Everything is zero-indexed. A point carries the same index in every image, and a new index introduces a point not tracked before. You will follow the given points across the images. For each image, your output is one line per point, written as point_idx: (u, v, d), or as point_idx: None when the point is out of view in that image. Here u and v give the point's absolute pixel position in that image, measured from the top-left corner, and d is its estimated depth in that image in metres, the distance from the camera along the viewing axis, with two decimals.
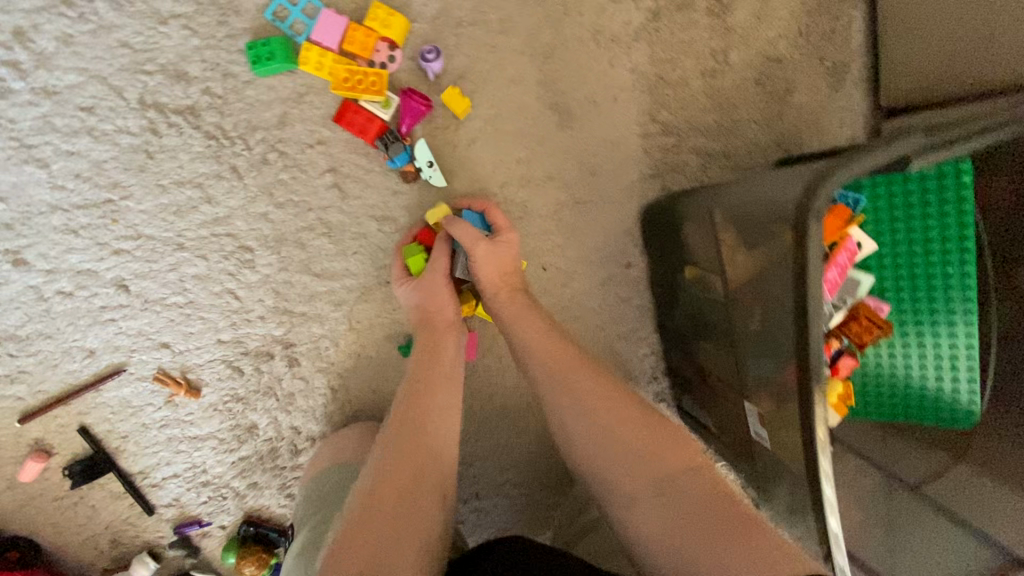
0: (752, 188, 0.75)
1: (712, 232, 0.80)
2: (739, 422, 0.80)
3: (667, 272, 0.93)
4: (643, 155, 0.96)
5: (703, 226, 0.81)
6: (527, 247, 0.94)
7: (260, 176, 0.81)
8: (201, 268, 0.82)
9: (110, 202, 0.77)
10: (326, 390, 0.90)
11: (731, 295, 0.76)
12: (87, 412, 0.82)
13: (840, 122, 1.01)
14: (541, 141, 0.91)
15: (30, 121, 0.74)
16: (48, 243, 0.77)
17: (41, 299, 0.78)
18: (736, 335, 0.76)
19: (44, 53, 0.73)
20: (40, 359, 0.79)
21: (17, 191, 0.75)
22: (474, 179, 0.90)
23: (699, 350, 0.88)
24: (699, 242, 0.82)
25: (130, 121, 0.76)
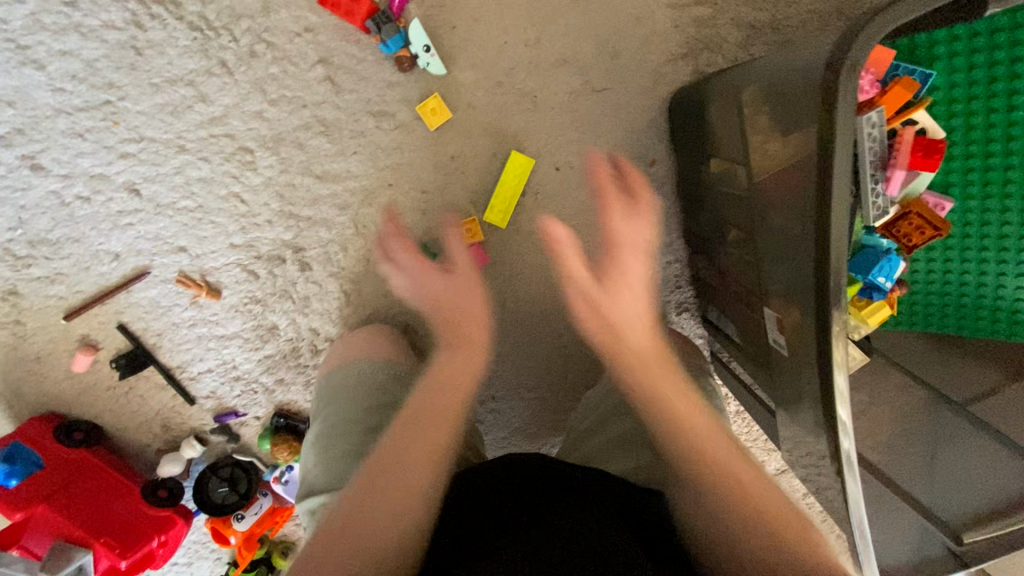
0: (785, 59, 0.64)
1: (737, 116, 0.71)
2: (758, 333, 0.74)
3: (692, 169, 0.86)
4: (670, 31, 0.83)
5: (726, 109, 0.73)
6: (536, 144, 0.87)
7: (251, 69, 0.78)
8: (205, 171, 0.81)
9: (108, 103, 0.77)
10: (339, 295, 0.91)
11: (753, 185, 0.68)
12: (123, 311, 0.88)
13: None
14: (550, 18, 0.82)
15: (21, 20, 0.73)
16: (60, 147, 0.78)
17: (63, 204, 0.81)
18: (757, 232, 0.68)
19: None
20: (72, 262, 0.84)
21: (23, 96, 0.76)
22: (477, 67, 0.82)
23: (722, 254, 0.81)
24: (721, 130, 0.74)
25: (116, 14, 0.74)
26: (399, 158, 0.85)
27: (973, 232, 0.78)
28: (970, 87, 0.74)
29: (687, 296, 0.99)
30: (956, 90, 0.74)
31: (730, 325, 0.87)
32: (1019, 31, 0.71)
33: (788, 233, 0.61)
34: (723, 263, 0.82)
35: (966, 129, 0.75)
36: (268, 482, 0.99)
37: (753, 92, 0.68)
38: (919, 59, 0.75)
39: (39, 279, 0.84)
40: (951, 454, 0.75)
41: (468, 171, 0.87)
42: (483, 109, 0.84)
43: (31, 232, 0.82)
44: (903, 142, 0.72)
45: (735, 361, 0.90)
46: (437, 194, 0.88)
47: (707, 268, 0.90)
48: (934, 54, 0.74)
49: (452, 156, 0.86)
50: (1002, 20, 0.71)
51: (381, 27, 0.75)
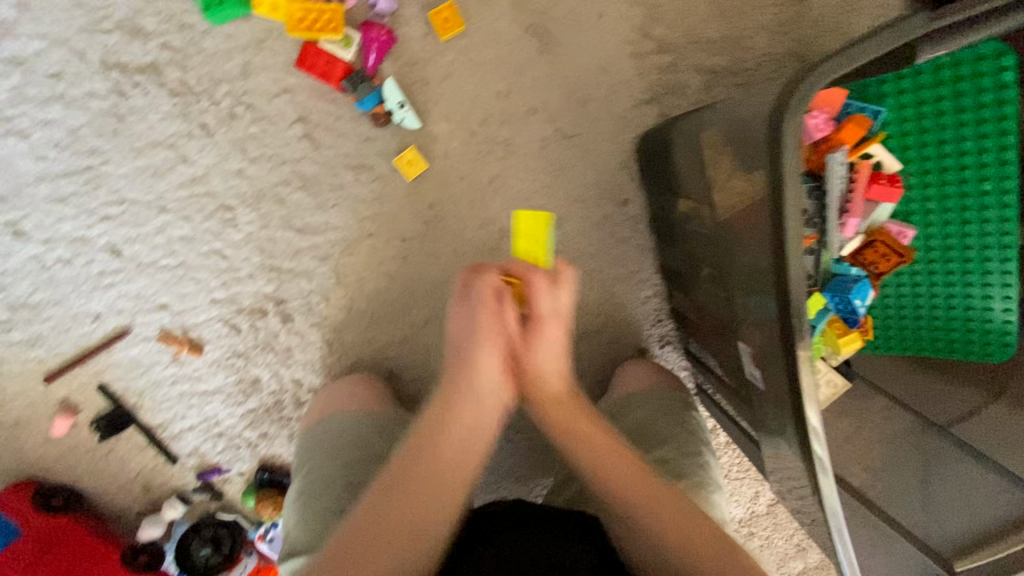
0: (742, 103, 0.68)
1: (701, 156, 0.74)
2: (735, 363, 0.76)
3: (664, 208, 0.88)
4: (635, 78, 0.87)
5: (693, 150, 0.75)
6: (511, 189, 0.90)
7: (230, 131, 0.80)
8: (186, 229, 0.83)
9: (91, 168, 0.79)
10: (322, 344, 0.92)
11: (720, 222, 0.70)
12: (103, 371, 0.87)
13: (865, 20, 0.89)
14: (520, 71, 0.85)
15: (6, 94, 0.76)
16: (42, 212, 0.80)
17: (44, 267, 0.82)
18: (727, 267, 0.70)
19: (9, 23, 0.74)
20: (53, 324, 0.84)
21: (6, 164, 0.78)
22: (451, 119, 0.85)
23: (696, 289, 0.83)
24: (689, 169, 0.77)
25: (98, 84, 0.76)
26: (378, 208, 0.87)
27: (940, 259, 0.78)
28: (921, 120, 0.76)
29: (671, 331, 0.99)
30: (907, 123, 0.77)
31: (712, 358, 0.87)
32: (962, 66, 0.73)
33: (753, 264, 0.63)
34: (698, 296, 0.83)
35: (920, 160, 0.77)
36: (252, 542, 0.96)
37: (711, 137, 0.72)
38: (870, 95, 0.77)
39: (19, 342, 0.84)
40: (944, 482, 0.74)
41: (446, 218, 0.89)
42: (458, 158, 0.87)
43: (14, 296, 0.82)
44: (861, 173, 0.76)
45: (717, 393, 0.91)
46: (416, 241, 0.90)
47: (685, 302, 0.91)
48: (884, 89, 0.77)
49: (429, 204, 0.88)
50: (946, 58, 0.73)
51: (355, 87, 0.78)
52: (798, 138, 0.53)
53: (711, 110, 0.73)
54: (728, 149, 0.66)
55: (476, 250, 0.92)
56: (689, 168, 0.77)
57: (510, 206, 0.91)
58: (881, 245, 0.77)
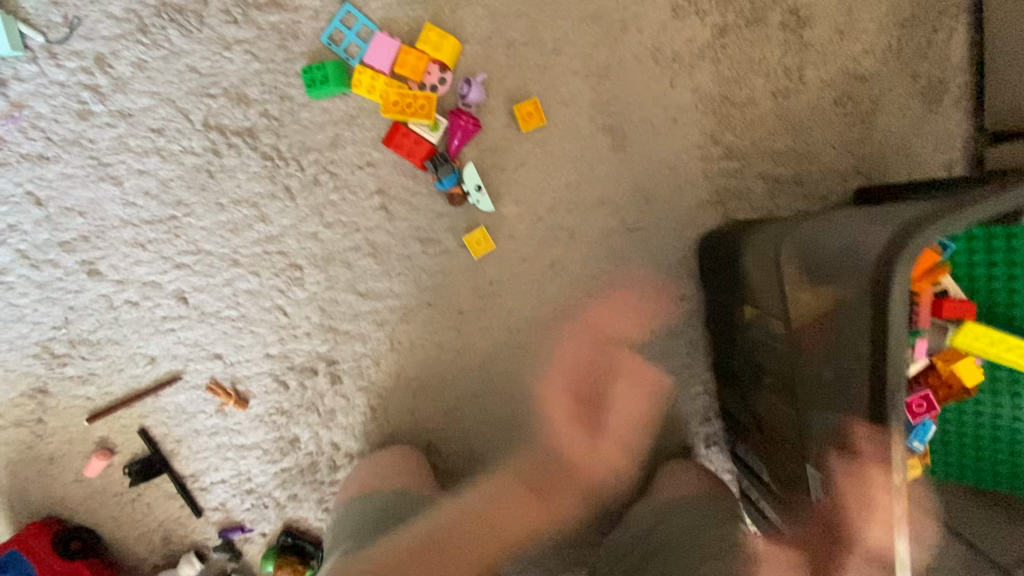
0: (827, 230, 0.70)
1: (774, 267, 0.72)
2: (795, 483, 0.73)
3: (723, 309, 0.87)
4: (703, 180, 0.89)
5: (763, 260, 0.74)
6: (572, 273, 0.91)
7: (311, 196, 0.83)
8: (254, 284, 0.84)
9: (174, 218, 0.81)
10: (365, 408, 0.91)
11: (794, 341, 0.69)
12: (147, 415, 0.87)
13: (932, 146, 0.91)
14: (594, 164, 0.88)
15: (107, 142, 0.78)
16: (119, 255, 0.81)
17: (110, 307, 0.83)
18: (799, 386, 0.68)
19: (121, 78, 0.77)
20: (108, 363, 0.84)
21: (94, 207, 0.80)
22: (523, 203, 0.87)
23: (755, 396, 0.82)
24: (758, 279, 0.75)
25: (196, 141, 0.80)
26: (440, 280, 0.88)
27: (1006, 389, 0.77)
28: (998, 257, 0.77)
29: (717, 430, 0.97)
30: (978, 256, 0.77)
31: (764, 469, 0.85)
32: None
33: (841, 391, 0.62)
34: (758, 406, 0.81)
35: (988, 291, 0.78)
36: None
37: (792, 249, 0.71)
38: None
39: (71, 377, 0.84)
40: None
41: (504, 295, 0.90)
42: (523, 240, 0.89)
43: (74, 332, 0.83)
44: (923, 297, 0.74)
45: (764, 502, 0.88)
46: (473, 315, 0.90)
47: (738, 404, 0.89)
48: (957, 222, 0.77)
49: (490, 280, 0.89)
50: None
51: (437, 168, 0.81)
52: (905, 280, 0.56)
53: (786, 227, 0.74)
54: (815, 274, 0.66)
55: (529, 329, 0.92)
56: (759, 278, 0.76)
57: (569, 289, 0.91)
58: (947, 372, 0.75)
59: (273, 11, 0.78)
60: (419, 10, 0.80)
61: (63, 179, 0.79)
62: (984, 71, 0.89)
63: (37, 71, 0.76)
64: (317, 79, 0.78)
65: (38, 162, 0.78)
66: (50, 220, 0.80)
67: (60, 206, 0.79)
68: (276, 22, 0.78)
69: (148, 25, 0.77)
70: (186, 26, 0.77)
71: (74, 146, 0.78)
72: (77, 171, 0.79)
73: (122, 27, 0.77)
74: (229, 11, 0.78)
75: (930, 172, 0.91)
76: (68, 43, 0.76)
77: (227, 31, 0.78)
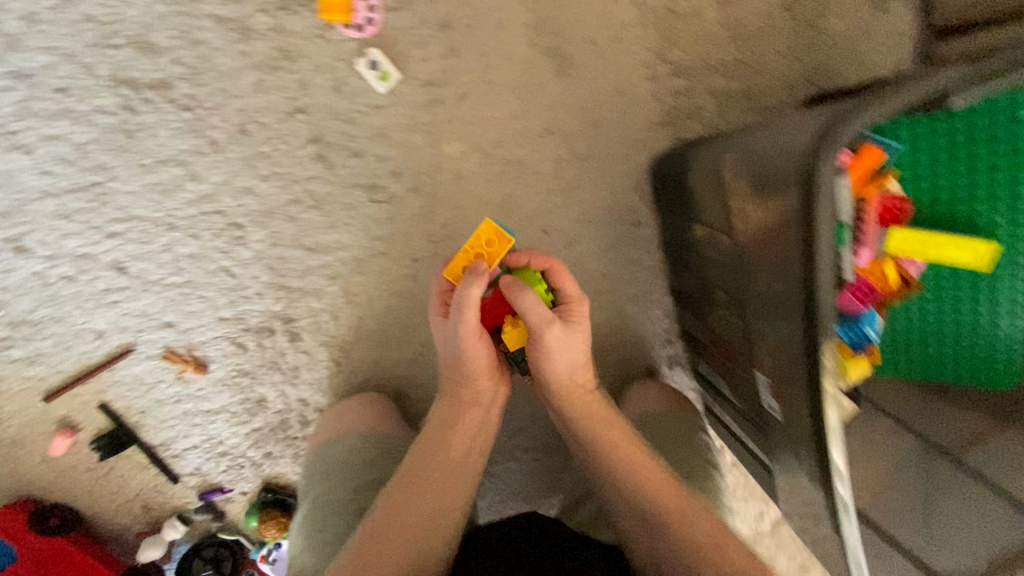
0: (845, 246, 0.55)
1: (719, 191, 0.73)
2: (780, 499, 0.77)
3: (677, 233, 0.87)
4: (651, 100, 0.87)
5: (711, 186, 0.74)
6: (525, 210, 0.89)
7: (237, 149, 0.78)
8: (194, 248, 0.81)
9: (97, 185, 0.77)
10: (329, 363, 0.90)
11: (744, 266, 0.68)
12: (105, 390, 0.85)
13: (883, 46, 0.88)
14: (536, 91, 0.84)
15: (11, 107, 0.74)
16: (46, 229, 0.78)
17: (46, 284, 0.80)
18: (746, 301, 0.69)
19: (14, 36, 0.73)
20: (54, 341, 0.82)
21: (9, 179, 0.76)
22: (465, 140, 0.84)
23: (710, 312, 0.83)
24: (714, 207, 0.74)
25: (107, 99, 0.75)
26: (390, 228, 0.86)
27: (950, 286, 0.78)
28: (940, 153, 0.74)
29: (681, 354, 0.99)
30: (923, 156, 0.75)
31: (727, 385, 0.85)
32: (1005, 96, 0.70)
33: (767, 314, 0.65)
34: (721, 328, 0.80)
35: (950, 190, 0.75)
36: (260, 562, 0.95)
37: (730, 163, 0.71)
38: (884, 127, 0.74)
39: (18, 360, 0.82)
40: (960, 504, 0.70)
41: (456, 239, 0.88)
42: (472, 180, 0.86)
43: (13, 313, 0.80)
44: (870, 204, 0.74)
45: (727, 417, 0.90)
46: (428, 262, 0.88)
47: (695, 325, 0.90)
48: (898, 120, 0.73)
49: (442, 224, 0.87)
50: None
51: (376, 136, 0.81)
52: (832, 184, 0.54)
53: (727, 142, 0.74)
54: (757, 193, 0.65)
55: None
56: (716, 208, 0.74)
57: (522, 228, 0.89)
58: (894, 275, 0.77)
59: None
60: None
61: None
62: None
63: None
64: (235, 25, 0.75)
65: None
66: None
67: None
68: None
69: None
70: None
71: None
72: None
73: None
74: None
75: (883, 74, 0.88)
76: None
77: None
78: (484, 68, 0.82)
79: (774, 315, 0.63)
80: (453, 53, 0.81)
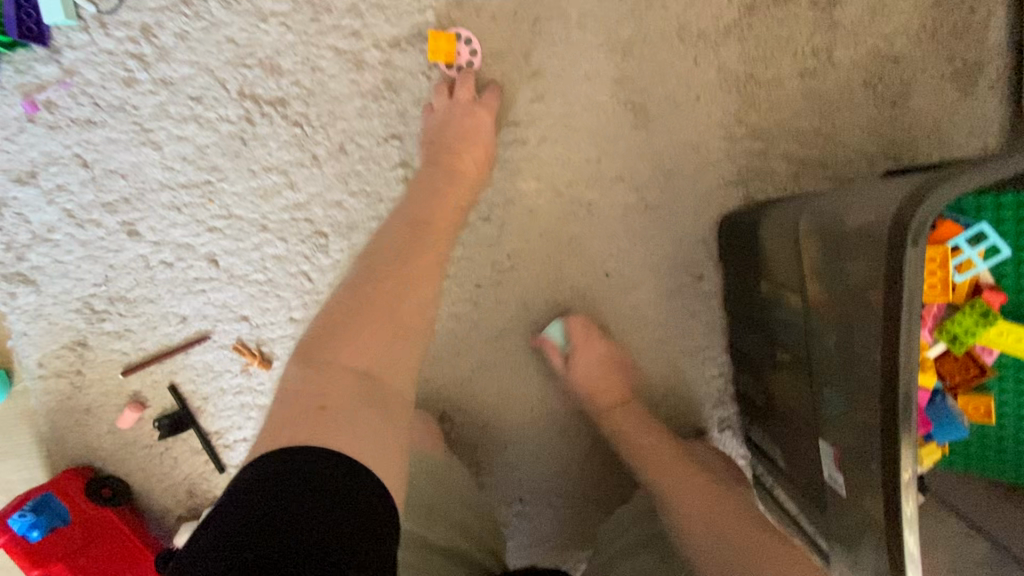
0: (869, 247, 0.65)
1: (795, 244, 0.72)
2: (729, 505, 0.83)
3: (743, 292, 0.87)
4: (723, 158, 0.89)
5: (786, 239, 0.74)
6: (589, 250, 0.92)
7: (334, 165, 0.86)
8: (280, 250, 0.88)
9: (208, 183, 0.85)
10: None
11: (813, 319, 0.69)
12: (177, 371, 0.91)
13: (966, 131, 0.89)
14: (613, 139, 0.88)
15: (150, 108, 0.83)
16: (157, 217, 0.86)
17: (147, 266, 0.87)
18: (815, 369, 0.70)
19: (165, 48, 0.82)
20: (143, 320, 0.89)
21: (135, 170, 0.85)
22: (540, 178, 0.89)
23: (771, 377, 0.82)
24: (787, 257, 0.74)
25: (232, 110, 0.83)
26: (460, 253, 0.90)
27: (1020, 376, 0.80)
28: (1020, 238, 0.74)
29: (733, 416, 0.97)
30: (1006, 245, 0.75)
31: (782, 454, 0.83)
32: None
33: (840, 373, 0.65)
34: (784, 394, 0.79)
35: None
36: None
37: (805, 226, 0.72)
38: (967, 208, 0.75)
39: (109, 332, 0.89)
40: None
41: (519, 270, 0.92)
42: (543, 216, 0.90)
43: (113, 289, 0.88)
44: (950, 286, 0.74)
45: (779, 489, 0.86)
46: (490, 289, 0.92)
47: (750, 386, 0.89)
48: (981, 204, 0.75)
49: (508, 254, 0.91)
50: None
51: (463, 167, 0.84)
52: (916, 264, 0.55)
53: (803, 204, 0.75)
54: (835, 255, 0.66)
55: (544, 303, 0.93)
56: (786, 259, 0.75)
57: (584, 267, 0.93)
58: (960, 357, 0.79)
59: None
60: None
61: (109, 144, 0.84)
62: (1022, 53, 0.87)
63: (87, 39, 0.81)
64: (353, 57, 0.83)
65: (85, 126, 0.83)
66: (95, 182, 0.85)
67: (104, 169, 0.84)
68: None
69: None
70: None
71: (120, 113, 0.83)
72: (122, 136, 0.84)
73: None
74: None
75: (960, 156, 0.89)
76: (117, 13, 0.81)
77: (265, 4, 0.81)
78: (569, 115, 0.87)
79: (851, 374, 0.64)
80: (541, 99, 0.86)
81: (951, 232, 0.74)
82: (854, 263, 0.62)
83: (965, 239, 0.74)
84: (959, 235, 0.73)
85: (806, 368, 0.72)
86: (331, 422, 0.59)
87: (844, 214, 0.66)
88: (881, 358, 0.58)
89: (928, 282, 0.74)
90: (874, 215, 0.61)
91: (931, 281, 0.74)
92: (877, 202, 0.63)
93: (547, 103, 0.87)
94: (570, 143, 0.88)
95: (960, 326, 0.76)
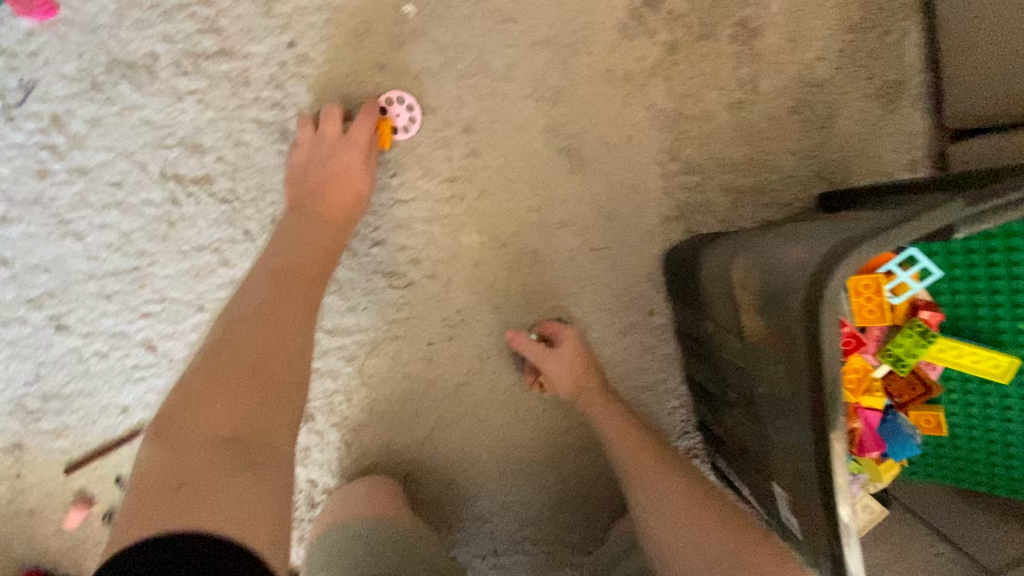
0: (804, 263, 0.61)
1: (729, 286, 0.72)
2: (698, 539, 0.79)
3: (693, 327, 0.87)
4: (661, 195, 0.89)
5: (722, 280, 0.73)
6: (539, 296, 0.91)
7: (268, 237, 0.83)
8: (220, 328, 0.85)
9: (138, 269, 0.82)
10: (340, 444, 0.91)
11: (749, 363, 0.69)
12: (123, 463, 0.87)
13: (893, 148, 0.91)
14: (551, 185, 0.88)
15: (68, 198, 0.80)
16: (86, 308, 0.83)
17: (80, 359, 0.84)
18: (758, 412, 0.69)
19: (78, 136, 0.79)
20: (81, 414, 0.85)
21: (58, 262, 0.81)
22: (482, 230, 0.88)
23: (727, 413, 0.81)
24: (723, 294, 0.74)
25: (155, 192, 0.81)
26: (408, 312, 0.89)
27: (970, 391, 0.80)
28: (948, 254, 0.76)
29: (699, 445, 0.97)
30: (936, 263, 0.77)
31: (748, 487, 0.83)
32: None
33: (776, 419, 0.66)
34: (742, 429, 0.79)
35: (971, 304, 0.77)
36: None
37: (739, 269, 0.70)
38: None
39: (46, 431, 0.85)
40: None
41: (471, 323, 0.90)
42: (489, 267, 0.89)
43: (46, 387, 0.84)
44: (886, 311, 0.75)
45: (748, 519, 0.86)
46: (442, 345, 0.90)
47: (709, 420, 0.89)
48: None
49: (458, 309, 0.90)
50: None
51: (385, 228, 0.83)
52: (832, 323, 0.54)
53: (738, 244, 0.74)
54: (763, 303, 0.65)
55: (499, 354, 0.92)
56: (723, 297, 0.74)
57: (537, 313, 0.92)
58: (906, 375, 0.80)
59: (223, 60, 0.79)
60: (369, 47, 0.81)
61: (27, 239, 0.80)
62: (938, 68, 0.89)
63: None
64: (277, 128, 0.81)
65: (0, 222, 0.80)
66: (16, 278, 0.81)
67: (24, 264, 0.81)
68: (226, 70, 0.79)
69: (101, 82, 0.78)
70: (138, 81, 0.78)
71: (36, 205, 0.80)
72: (40, 229, 0.80)
73: (75, 86, 0.78)
74: (179, 63, 0.79)
75: (890, 172, 0.91)
76: (24, 104, 0.78)
77: (179, 82, 0.79)
78: (504, 166, 0.86)
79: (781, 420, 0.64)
80: (475, 152, 0.85)
81: (882, 258, 0.75)
82: (777, 312, 0.62)
83: (898, 263, 0.75)
84: (891, 261, 0.74)
85: (751, 410, 0.71)
86: (189, 502, 0.52)
87: (773, 259, 0.65)
88: (810, 411, 0.58)
89: (864, 308, 0.75)
90: (794, 265, 0.60)
91: (868, 308, 0.74)
92: (796, 253, 0.63)
93: (481, 157, 0.86)
94: (509, 194, 0.87)
95: (901, 347, 0.77)
